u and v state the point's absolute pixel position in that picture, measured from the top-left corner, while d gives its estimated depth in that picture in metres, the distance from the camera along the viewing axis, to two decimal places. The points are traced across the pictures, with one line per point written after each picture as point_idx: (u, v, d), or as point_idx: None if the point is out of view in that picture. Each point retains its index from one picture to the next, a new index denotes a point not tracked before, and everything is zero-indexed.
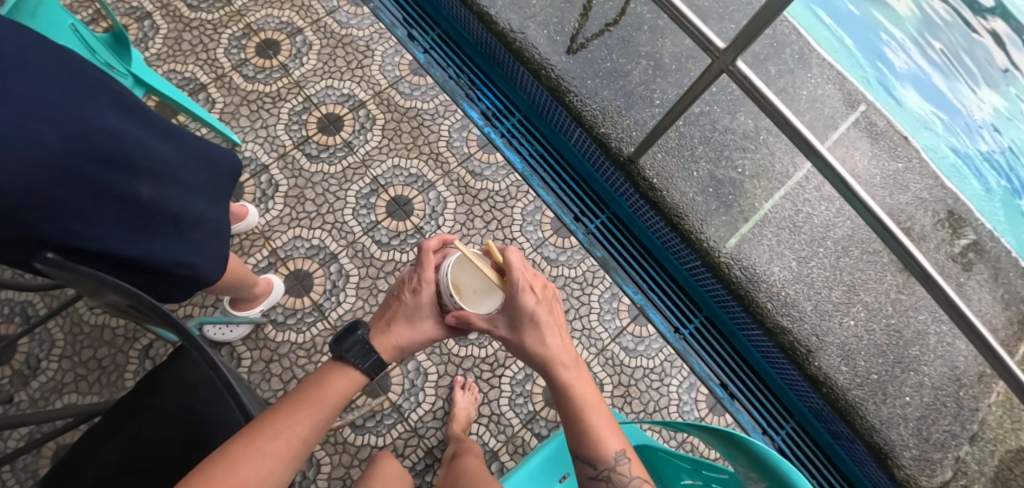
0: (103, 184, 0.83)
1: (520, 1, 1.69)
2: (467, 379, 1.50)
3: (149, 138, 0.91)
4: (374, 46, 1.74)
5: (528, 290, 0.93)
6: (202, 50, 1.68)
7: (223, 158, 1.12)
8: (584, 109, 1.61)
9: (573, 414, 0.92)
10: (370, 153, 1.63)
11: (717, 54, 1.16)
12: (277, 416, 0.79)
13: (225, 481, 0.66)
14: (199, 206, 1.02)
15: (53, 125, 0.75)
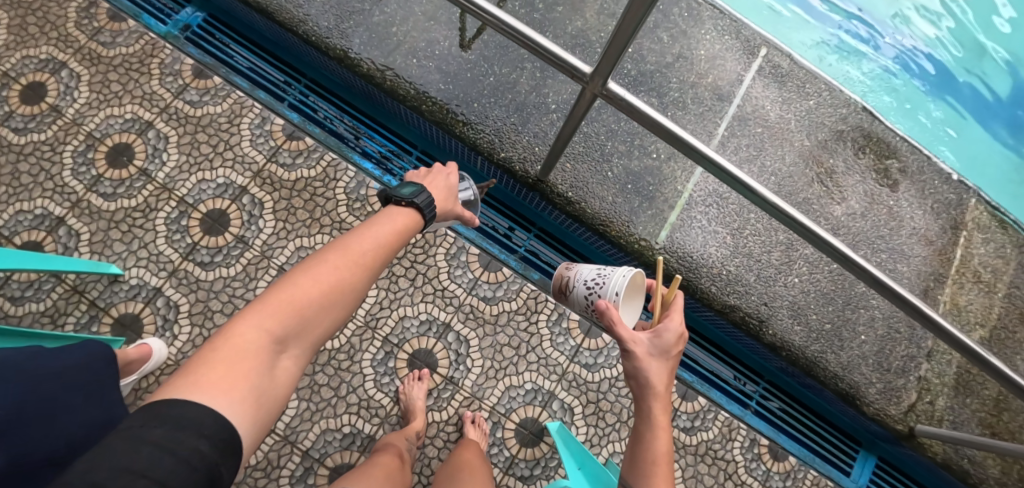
0: None
1: (378, 31, 1.53)
2: (478, 413, 1.47)
3: None
4: (237, 119, 1.57)
5: (678, 341, 0.93)
6: (47, 178, 1.48)
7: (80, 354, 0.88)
8: (479, 137, 1.50)
9: (650, 453, 0.88)
10: (267, 242, 1.50)
11: (586, 79, 1.06)
12: (359, 237, 0.84)
13: (314, 281, 0.75)
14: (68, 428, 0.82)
15: None
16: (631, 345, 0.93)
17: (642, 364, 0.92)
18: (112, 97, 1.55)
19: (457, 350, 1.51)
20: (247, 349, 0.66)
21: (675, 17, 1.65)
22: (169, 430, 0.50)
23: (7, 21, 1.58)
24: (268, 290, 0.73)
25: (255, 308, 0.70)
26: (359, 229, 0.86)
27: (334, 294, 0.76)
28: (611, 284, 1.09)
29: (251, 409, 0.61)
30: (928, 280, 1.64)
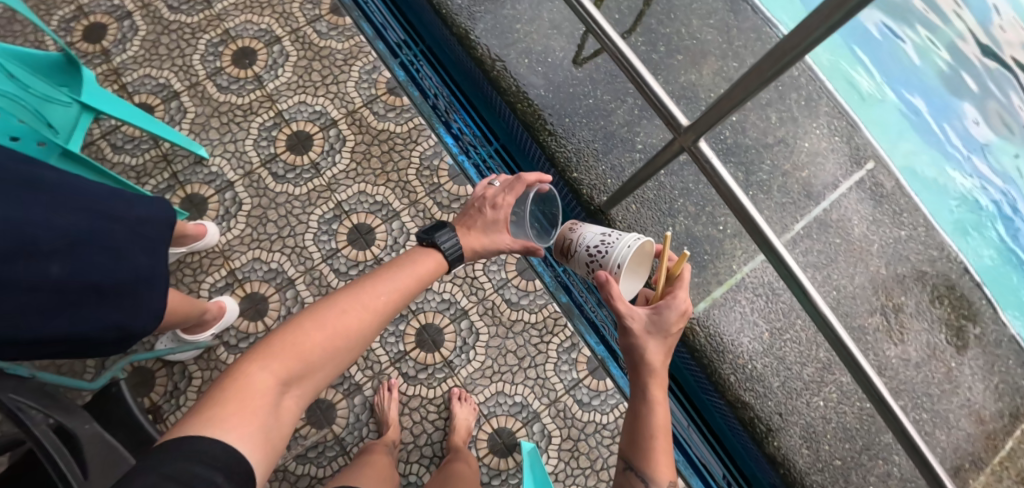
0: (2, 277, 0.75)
1: (504, 24, 1.61)
2: (464, 391, 1.48)
3: (53, 217, 0.82)
4: (351, 60, 1.70)
5: (682, 315, 0.86)
6: (179, 56, 1.67)
7: (147, 209, 0.97)
8: (559, 150, 1.53)
9: (645, 437, 0.83)
10: (336, 176, 1.59)
11: (680, 131, 1.06)
12: (376, 282, 0.87)
13: (325, 324, 0.78)
14: (128, 269, 0.91)
15: None
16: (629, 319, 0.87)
17: (638, 343, 0.86)
18: (258, 8, 1.73)
19: (465, 337, 1.53)
20: (259, 387, 0.68)
21: (791, 101, 1.61)
22: (187, 466, 0.54)
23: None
24: (278, 330, 0.76)
25: (266, 346, 0.73)
26: (373, 275, 0.90)
27: (344, 338, 0.79)
28: (617, 251, 0.99)
29: (260, 447, 0.63)
30: (964, 458, 1.50)
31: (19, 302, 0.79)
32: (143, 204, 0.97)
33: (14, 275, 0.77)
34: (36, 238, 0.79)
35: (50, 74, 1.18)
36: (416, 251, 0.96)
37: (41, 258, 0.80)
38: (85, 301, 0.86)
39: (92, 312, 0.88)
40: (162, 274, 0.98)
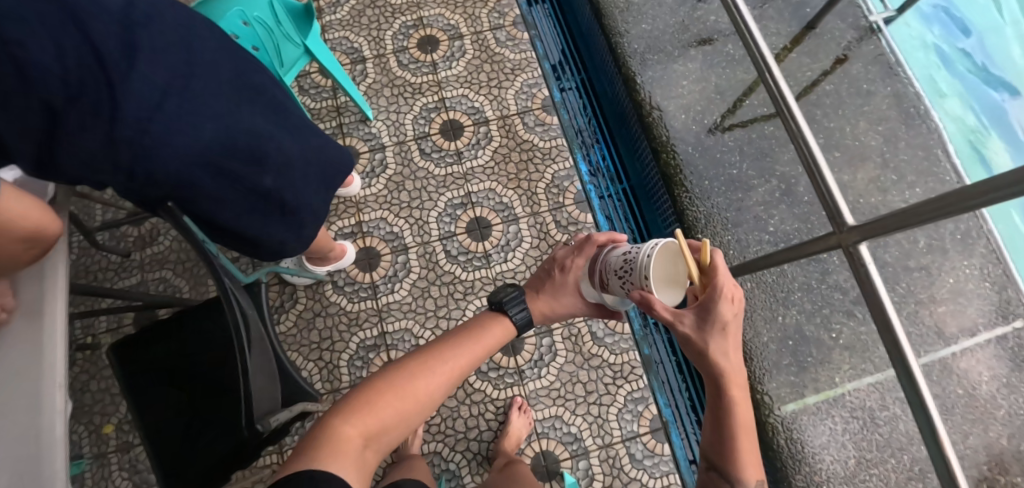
0: (227, 170, 0.86)
1: (671, 77, 1.68)
2: (526, 402, 1.49)
3: (279, 134, 0.92)
4: (517, 71, 1.83)
5: (731, 300, 0.80)
6: (376, 28, 1.88)
7: (342, 153, 1.05)
8: (691, 208, 1.52)
9: (730, 437, 0.80)
10: (474, 168, 1.69)
11: (843, 229, 0.99)
12: (446, 345, 0.89)
13: (398, 388, 0.81)
14: (309, 198, 1.00)
15: (205, 121, 0.81)
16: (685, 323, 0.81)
17: (699, 342, 0.81)
18: (453, 5, 1.92)
19: (543, 353, 1.54)
20: (343, 447, 0.72)
21: (947, 232, 1.52)
22: None
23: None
24: (352, 392, 0.80)
25: (342, 408, 0.77)
26: (442, 337, 0.92)
27: (416, 399, 0.82)
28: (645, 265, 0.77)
29: None
30: None
31: (234, 199, 0.90)
32: (344, 151, 1.06)
33: (238, 172, 0.87)
34: (267, 153, 0.89)
35: (289, 19, 1.30)
36: (484, 318, 0.96)
37: (264, 169, 0.90)
38: (272, 212, 0.96)
39: (270, 224, 0.98)
40: (326, 211, 1.08)
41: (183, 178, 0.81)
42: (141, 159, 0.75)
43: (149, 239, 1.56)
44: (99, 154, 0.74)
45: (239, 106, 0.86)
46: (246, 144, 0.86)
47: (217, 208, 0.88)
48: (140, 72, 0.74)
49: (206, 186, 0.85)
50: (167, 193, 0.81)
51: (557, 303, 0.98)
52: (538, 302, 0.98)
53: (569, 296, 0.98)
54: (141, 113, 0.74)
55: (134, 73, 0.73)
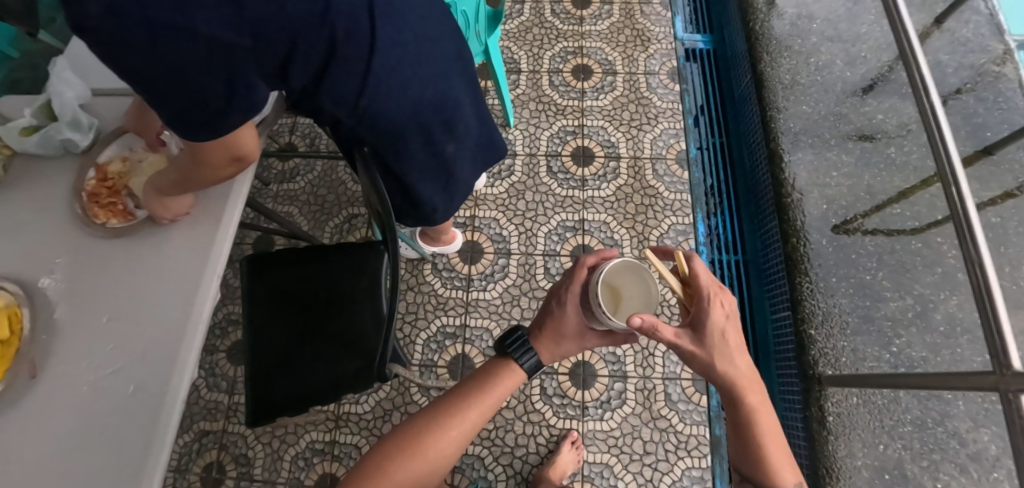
0: (426, 130, 0.82)
1: (822, 165, 1.63)
2: (580, 439, 1.42)
3: (472, 113, 0.89)
4: (660, 119, 1.82)
5: (719, 305, 0.81)
6: (538, 46, 1.96)
7: (503, 146, 1.05)
8: (810, 302, 1.45)
9: (755, 448, 0.83)
10: (594, 198, 1.70)
11: (1005, 372, 0.88)
12: (445, 404, 0.91)
13: (404, 458, 0.84)
14: (468, 177, 0.99)
15: (431, 82, 0.78)
16: (693, 348, 0.82)
17: (706, 361, 0.83)
18: (614, 43, 1.97)
19: (612, 396, 1.47)
20: None
21: None
22: None
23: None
24: (364, 460, 0.85)
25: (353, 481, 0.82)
26: (444, 396, 0.93)
27: (427, 459, 0.85)
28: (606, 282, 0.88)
29: None
30: None
31: (420, 163, 0.87)
32: (508, 142, 1.05)
33: (436, 136, 0.84)
34: (460, 127, 0.87)
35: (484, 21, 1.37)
36: (497, 367, 0.95)
37: (454, 142, 0.88)
38: (436, 180, 0.94)
39: (434, 192, 0.96)
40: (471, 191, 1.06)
41: (395, 133, 0.79)
42: (374, 110, 0.74)
43: (289, 175, 1.74)
44: (344, 99, 0.72)
45: (456, 76, 0.83)
46: (450, 113, 0.84)
47: (405, 168, 0.87)
48: (402, 19, 0.71)
49: (406, 145, 0.83)
50: (372, 142, 0.80)
51: (562, 344, 0.95)
52: (542, 348, 0.95)
53: (571, 336, 0.94)
54: (392, 67, 0.72)
55: (400, 27, 0.70)
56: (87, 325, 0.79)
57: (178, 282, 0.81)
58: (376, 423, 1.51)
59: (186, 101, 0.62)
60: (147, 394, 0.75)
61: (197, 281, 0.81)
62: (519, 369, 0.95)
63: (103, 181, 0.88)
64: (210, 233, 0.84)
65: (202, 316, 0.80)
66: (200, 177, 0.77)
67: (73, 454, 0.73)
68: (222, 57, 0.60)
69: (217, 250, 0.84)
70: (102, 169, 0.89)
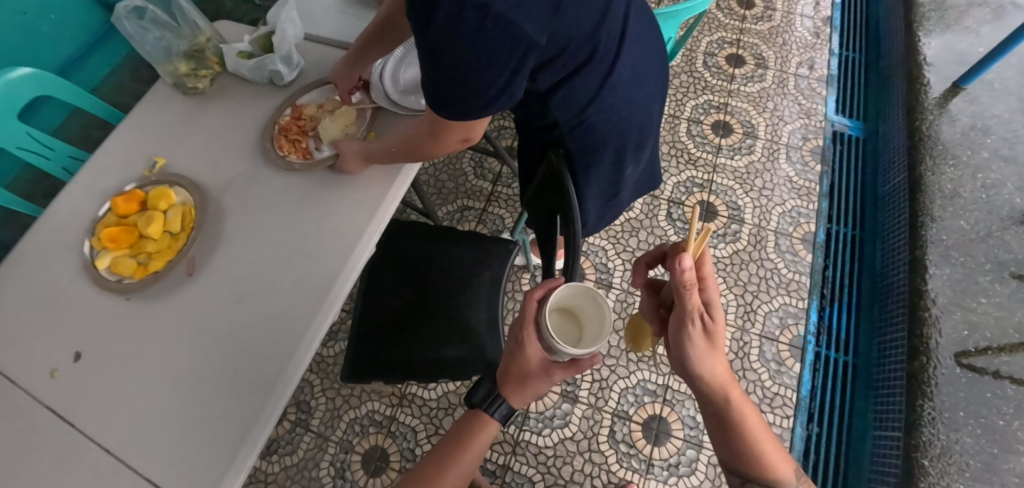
0: (622, 147, 0.87)
1: (969, 286, 1.51)
2: None
3: (652, 139, 0.95)
4: (791, 196, 1.71)
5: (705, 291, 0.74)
6: (682, 93, 1.93)
7: (653, 175, 1.11)
8: (927, 428, 1.35)
9: (749, 437, 0.79)
10: (708, 256, 1.63)
11: None
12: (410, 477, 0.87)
13: None
14: (625, 197, 1.04)
15: (642, 102, 0.84)
16: (709, 321, 0.72)
17: (703, 353, 0.74)
18: (759, 107, 1.88)
19: (681, 461, 1.39)
20: None
21: None
22: None
23: (780, 27, 2.06)
24: None
25: None
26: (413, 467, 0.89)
27: None
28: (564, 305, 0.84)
29: None
30: None
31: (600, 176, 0.91)
32: (661, 169, 1.11)
33: (627, 154, 0.90)
34: (644, 147, 0.93)
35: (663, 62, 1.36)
36: (468, 416, 0.88)
37: (631, 161, 0.93)
38: (606, 196, 0.98)
39: (596, 207, 1.00)
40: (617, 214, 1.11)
41: (597, 143, 0.84)
42: (593, 117, 0.79)
43: None
44: (575, 105, 0.77)
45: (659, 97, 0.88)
46: (643, 133, 0.90)
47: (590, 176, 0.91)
48: (639, 40, 0.77)
49: (601, 160, 0.87)
50: (573, 148, 0.84)
51: (529, 386, 0.84)
52: (509, 397, 0.85)
53: (536, 379, 0.83)
54: (618, 83, 0.77)
55: (636, 44, 0.77)
56: (255, 255, 0.90)
57: (340, 230, 0.90)
58: (438, 413, 1.50)
59: (471, 98, 0.62)
60: (292, 326, 0.84)
61: (356, 234, 0.89)
62: (494, 420, 0.87)
63: (296, 121, 1.01)
64: (378, 193, 0.92)
65: (355, 268, 0.88)
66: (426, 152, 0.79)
67: (224, 363, 0.84)
68: (513, 51, 0.58)
69: (380, 208, 0.91)
70: (298, 110, 1.02)
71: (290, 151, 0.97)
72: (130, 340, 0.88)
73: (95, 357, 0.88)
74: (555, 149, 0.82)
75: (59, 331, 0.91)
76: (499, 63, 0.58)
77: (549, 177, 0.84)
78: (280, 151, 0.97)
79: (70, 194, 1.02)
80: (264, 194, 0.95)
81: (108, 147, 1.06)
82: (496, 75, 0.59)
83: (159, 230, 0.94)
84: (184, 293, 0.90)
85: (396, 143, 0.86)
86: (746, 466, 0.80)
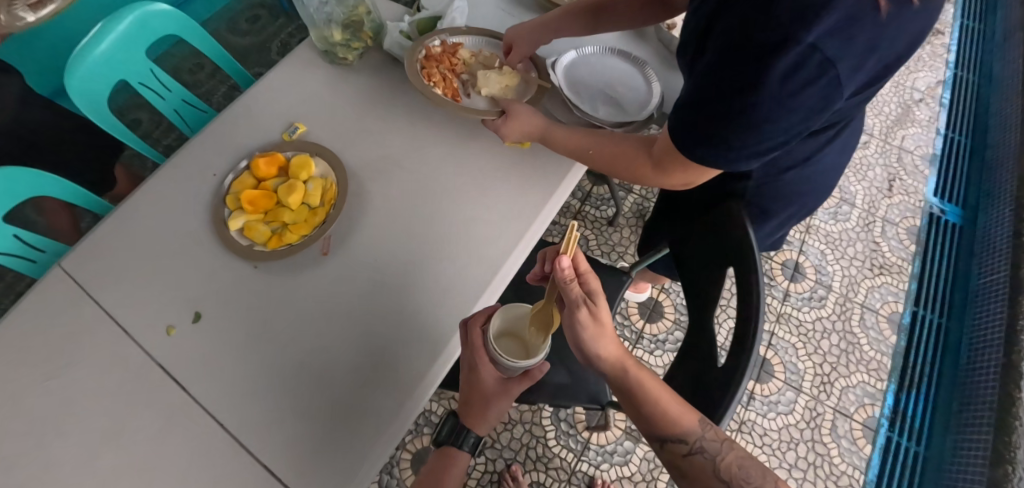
0: (788, 208, 0.92)
1: None
2: None
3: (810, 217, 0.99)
4: (884, 272, 1.66)
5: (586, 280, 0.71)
6: None
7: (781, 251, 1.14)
8: None
9: (650, 407, 0.70)
10: (789, 317, 1.59)
11: None
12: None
13: None
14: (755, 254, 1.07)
15: (829, 176, 0.89)
16: (593, 303, 0.70)
17: (580, 327, 0.70)
18: (859, 173, 1.83)
19: None
20: None
21: None
22: None
23: (886, 96, 2.01)
24: None
25: None
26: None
27: None
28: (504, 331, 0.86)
29: None
30: None
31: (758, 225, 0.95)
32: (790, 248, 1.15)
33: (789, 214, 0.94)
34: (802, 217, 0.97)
35: None
36: (448, 450, 0.90)
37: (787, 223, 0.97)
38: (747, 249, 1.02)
39: None
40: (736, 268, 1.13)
41: (775, 196, 0.88)
42: (790, 175, 0.83)
43: None
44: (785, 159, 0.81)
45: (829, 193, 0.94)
46: (810, 205, 0.94)
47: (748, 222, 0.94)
48: (857, 128, 0.83)
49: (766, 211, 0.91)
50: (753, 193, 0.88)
51: (491, 407, 0.87)
52: (470, 422, 0.88)
53: (498, 400, 0.86)
54: (818, 162, 0.83)
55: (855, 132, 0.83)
56: (403, 249, 0.90)
57: (490, 243, 0.90)
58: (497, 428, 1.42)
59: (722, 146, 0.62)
60: (436, 328, 0.85)
61: (506, 252, 0.90)
62: (463, 451, 0.90)
63: (451, 55, 1.01)
64: (530, 214, 0.93)
65: (501, 283, 0.89)
66: (632, 165, 0.81)
67: (362, 352, 0.84)
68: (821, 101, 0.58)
69: (530, 231, 0.92)
70: (457, 47, 1.02)
71: (437, 82, 0.97)
72: (258, 309, 0.86)
73: (217, 319, 0.85)
74: (732, 203, 0.86)
75: (179, 284, 0.87)
76: (787, 126, 0.59)
77: (723, 223, 0.85)
78: (427, 77, 0.97)
79: (202, 143, 0.99)
80: (412, 190, 0.95)
81: (245, 102, 1.03)
82: (769, 135, 0.60)
83: (299, 201, 0.90)
84: (319, 272, 0.88)
85: (594, 135, 0.87)
86: (656, 428, 0.70)
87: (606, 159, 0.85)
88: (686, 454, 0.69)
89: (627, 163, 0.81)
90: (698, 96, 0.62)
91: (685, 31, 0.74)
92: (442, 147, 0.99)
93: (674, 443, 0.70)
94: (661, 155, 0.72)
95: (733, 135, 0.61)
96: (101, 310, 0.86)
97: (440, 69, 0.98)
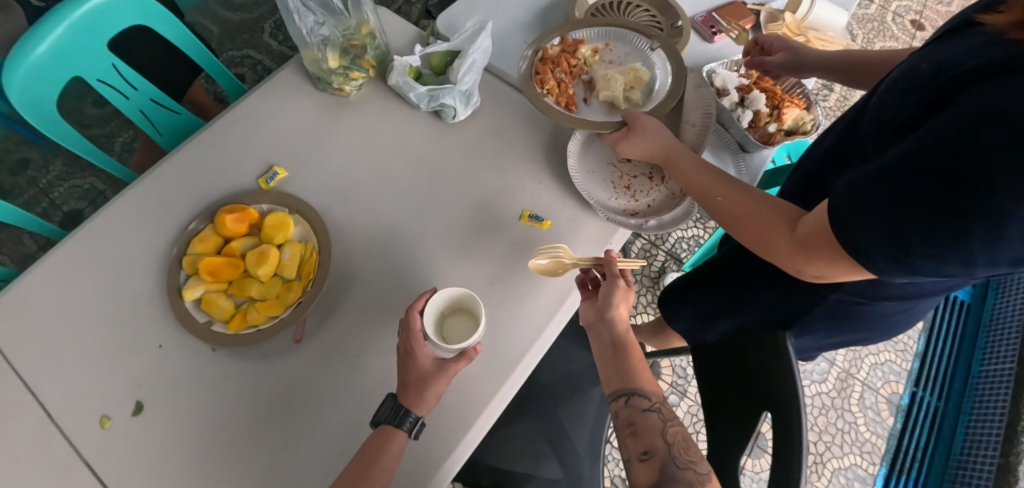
0: (849, 330, 0.80)
1: None
2: None
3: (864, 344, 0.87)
4: (888, 348, 1.60)
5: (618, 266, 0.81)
6: None
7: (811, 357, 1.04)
8: None
9: (633, 363, 0.76)
10: None
11: None
12: None
13: None
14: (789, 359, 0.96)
15: (910, 317, 0.77)
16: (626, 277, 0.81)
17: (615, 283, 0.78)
18: None
19: None
20: None
21: None
22: None
23: None
24: None
25: None
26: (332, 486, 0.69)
27: None
28: (448, 320, 0.76)
29: None
30: None
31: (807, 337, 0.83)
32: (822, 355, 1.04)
33: (848, 336, 0.82)
34: (858, 343, 0.85)
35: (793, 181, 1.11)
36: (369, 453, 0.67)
37: (838, 342, 0.85)
38: None
39: None
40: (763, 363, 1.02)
41: (845, 316, 0.76)
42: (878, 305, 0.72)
43: None
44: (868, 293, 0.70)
45: (907, 327, 0.79)
46: (873, 338, 0.82)
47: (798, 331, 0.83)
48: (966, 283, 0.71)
49: (821, 326, 0.80)
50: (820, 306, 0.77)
51: (431, 388, 0.70)
52: (409, 393, 0.70)
53: (436, 379, 0.70)
54: (904, 300, 0.70)
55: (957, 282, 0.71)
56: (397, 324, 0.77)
57: (495, 341, 0.77)
58: None
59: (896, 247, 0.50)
60: (428, 443, 0.72)
61: (519, 351, 0.77)
62: (401, 430, 0.68)
63: (570, 56, 0.91)
64: (549, 306, 0.80)
65: (524, 371, 0.77)
66: (762, 232, 0.65)
67: (319, 461, 0.71)
68: None
69: (548, 330, 0.79)
70: (578, 43, 0.92)
71: (551, 90, 0.87)
72: (214, 404, 0.72)
73: (163, 409, 0.72)
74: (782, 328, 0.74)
75: (119, 362, 0.73)
76: (994, 259, 0.48)
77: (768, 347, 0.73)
78: (540, 83, 0.87)
79: (161, 177, 0.83)
80: (408, 265, 0.81)
81: (221, 133, 0.87)
82: (964, 257, 0.48)
83: (271, 272, 0.76)
84: (290, 365, 0.75)
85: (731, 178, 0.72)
86: (628, 383, 0.74)
87: (733, 216, 0.69)
88: (644, 409, 0.71)
89: (757, 225, 0.66)
90: (911, 175, 0.49)
91: (911, 75, 0.59)
92: (448, 213, 0.85)
93: (637, 399, 0.72)
94: (811, 227, 0.58)
95: (921, 237, 0.49)
96: (22, 385, 0.72)
97: (556, 71, 0.89)
